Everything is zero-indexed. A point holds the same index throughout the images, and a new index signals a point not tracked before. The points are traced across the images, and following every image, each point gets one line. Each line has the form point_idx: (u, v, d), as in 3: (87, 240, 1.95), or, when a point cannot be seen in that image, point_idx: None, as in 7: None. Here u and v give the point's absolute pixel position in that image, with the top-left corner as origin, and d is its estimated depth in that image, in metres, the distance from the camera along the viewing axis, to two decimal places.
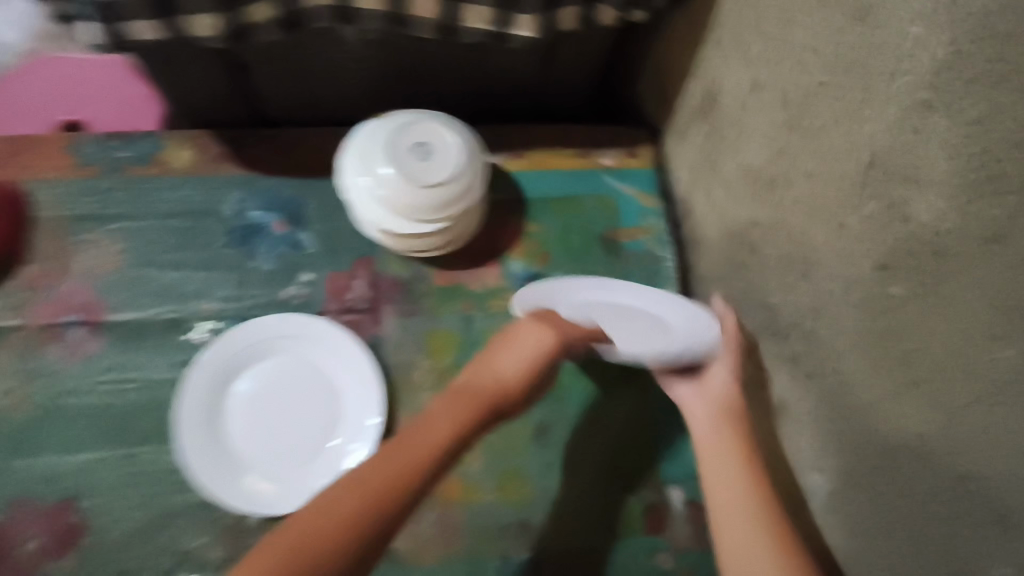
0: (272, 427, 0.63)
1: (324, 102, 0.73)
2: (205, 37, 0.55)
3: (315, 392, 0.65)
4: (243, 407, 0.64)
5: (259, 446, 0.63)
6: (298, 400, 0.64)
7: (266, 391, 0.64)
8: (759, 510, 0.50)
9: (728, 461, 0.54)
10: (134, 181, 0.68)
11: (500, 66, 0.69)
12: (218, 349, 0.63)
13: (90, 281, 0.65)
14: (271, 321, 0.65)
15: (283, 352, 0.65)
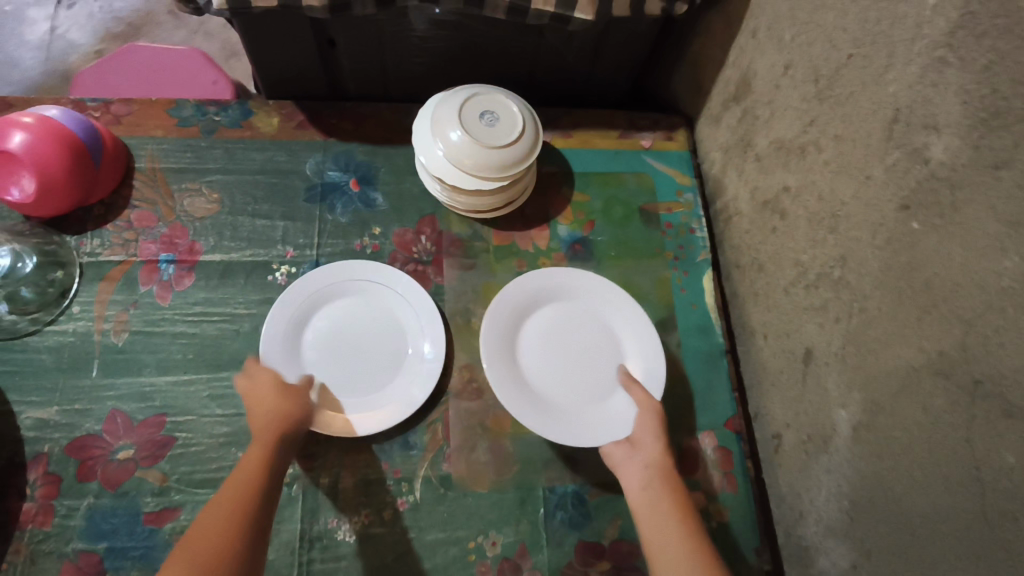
0: (343, 367, 0.67)
1: (395, 79, 0.81)
2: (312, 7, 0.64)
3: (386, 335, 0.70)
4: (317, 342, 0.68)
5: (336, 379, 0.67)
6: (369, 341, 0.69)
7: (340, 332, 0.69)
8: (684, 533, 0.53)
9: (662, 510, 0.55)
10: (228, 142, 0.77)
11: (555, 49, 0.77)
12: (302, 287, 0.69)
13: (189, 224, 0.73)
14: (350, 267, 0.71)
15: (358, 297, 0.71)
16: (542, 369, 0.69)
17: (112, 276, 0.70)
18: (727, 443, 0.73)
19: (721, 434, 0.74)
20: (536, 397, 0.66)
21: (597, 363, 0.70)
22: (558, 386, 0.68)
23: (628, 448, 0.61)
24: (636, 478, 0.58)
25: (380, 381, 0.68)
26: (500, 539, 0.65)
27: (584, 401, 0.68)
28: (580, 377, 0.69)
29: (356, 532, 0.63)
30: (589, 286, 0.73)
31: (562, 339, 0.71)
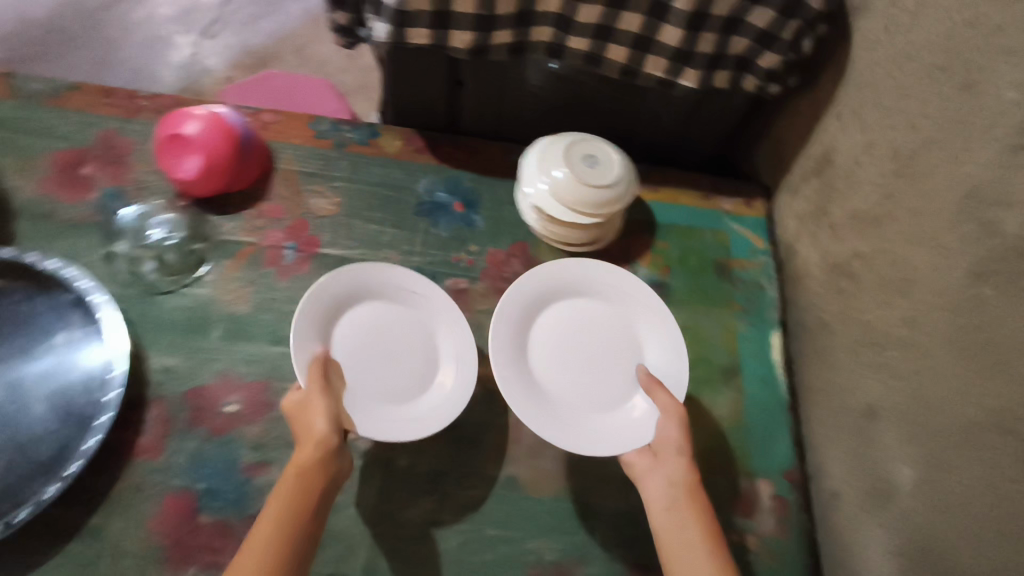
0: (372, 372, 0.70)
1: (506, 120, 0.92)
2: (456, 48, 0.75)
3: (412, 344, 0.73)
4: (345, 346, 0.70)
5: (366, 382, 0.69)
6: (394, 349, 0.72)
7: (368, 335, 0.71)
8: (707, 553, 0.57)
9: (687, 526, 0.59)
10: (355, 155, 0.87)
11: (653, 112, 0.86)
12: (327, 284, 0.69)
13: (313, 220, 0.83)
14: (381, 269, 0.73)
15: (386, 303, 0.74)
16: (554, 377, 0.72)
17: (240, 255, 0.79)
18: (783, 492, 0.75)
19: (777, 482, 0.76)
20: (551, 405, 0.69)
21: (609, 367, 0.74)
22: (571, 391, 0.72)
23: (655, 457, 0.64)
24: (661, 489, 0.61)
25: (406, 392, 0.70)
26: (557, 544, 0.69)
27: (596, 407, 0.71)
28: (591, 387, 0.73)
29: (425, 515, 0.68)
30: (606, 285, 0.77)
31: (572, 347, 0.75)
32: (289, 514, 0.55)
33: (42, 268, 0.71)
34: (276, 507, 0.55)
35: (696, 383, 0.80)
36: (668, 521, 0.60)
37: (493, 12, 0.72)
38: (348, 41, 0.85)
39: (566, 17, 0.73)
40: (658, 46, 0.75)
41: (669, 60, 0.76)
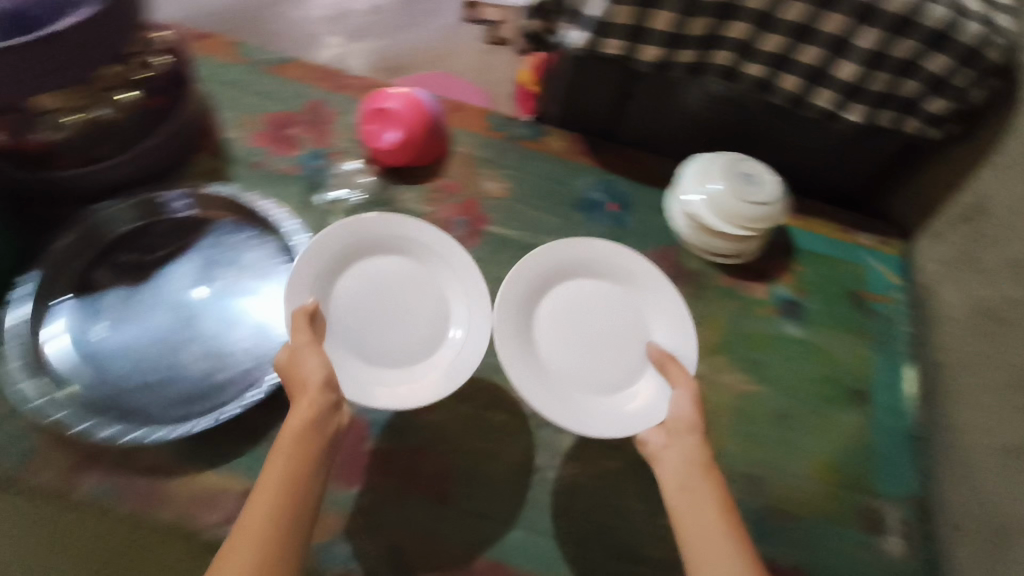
0: (372, 332, 0.73)
1: (661, 136, 0.99)
2: (641, 62, 0.82)
3: (414, 308, 0.75)
4: (345, 301, 0.73)
5: (366, 341, 0.72)
6: (396, 312, 0.74)
7: (372, 291, 0.74)
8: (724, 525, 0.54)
9: (703, 504, 0.55)
10: (523, 150, 0.96)
11: (808, 143, 0.92)
12: (321, 240, 0.71)
13: (483, 200, 0.91)
14: (385, 224, 0.75)
15: (391, 263, 0.76)
16: (560, 353, 0.73)
17: (419, 222, 0.88)
18: (908, 518, 0.76)
19: (903, 509, 0.77)
20: (555, 383, 0.70)
21: (615, 344, 0.74)
22: (575, 368, 0.73)
23: (669, 433, 0.61)
24: (673, 462, 0.59)
25: (405, 356, 0.73)
26: None
27: (601, 385, 0.72)
28: (596, 363, 0.73)
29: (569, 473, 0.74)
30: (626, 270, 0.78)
31: (578, 322, 0.75)
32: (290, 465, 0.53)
33: (255, 207, 0.82)
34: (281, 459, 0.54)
35: (827, 402, 0.82)
36: (682, 500, 0.56)
37: (683, 32, 0.79)
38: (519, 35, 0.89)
39: (747, 44, 0.79)
40: (831, 80, 0.80)
41: (839, 95, 0.81)
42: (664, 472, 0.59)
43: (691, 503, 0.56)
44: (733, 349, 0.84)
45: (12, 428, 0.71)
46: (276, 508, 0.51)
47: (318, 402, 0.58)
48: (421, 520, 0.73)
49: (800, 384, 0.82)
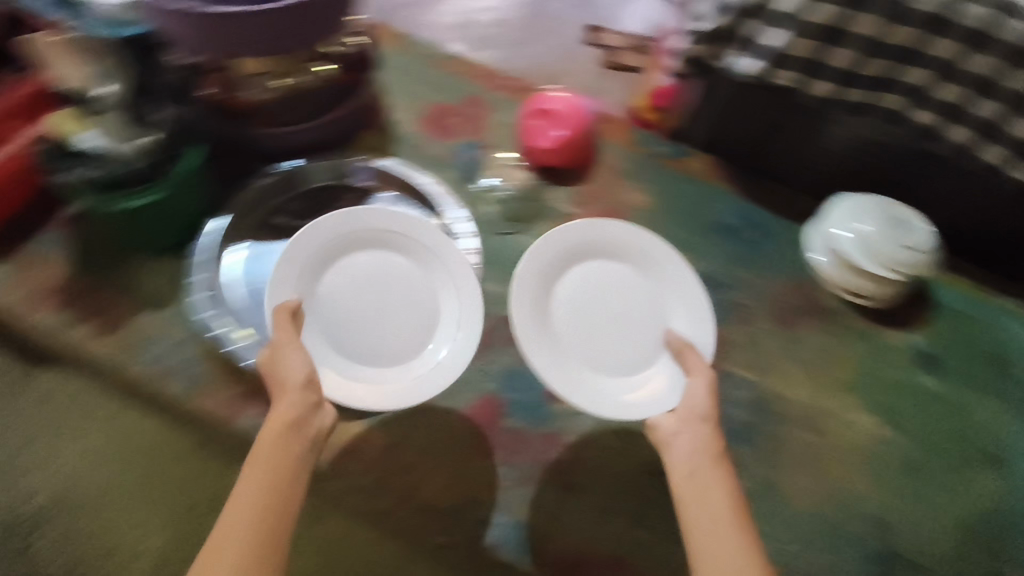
0: (356, 325, 0.73)
1: (796, 175, 0.98)
2: (807, 95, 0.84)
3: (403, 305, 0.75)
4: (336, 287, 0.73)
5: (355, 332, 0.73)
6: (385, 305, 0.75)
7: (362, 282, 0.74)
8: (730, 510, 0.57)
9: (714, 494, 0.58)
10: (665, 167, 0.99)
11: (955, 197, 0.90)
12: (310, 232, 0.71)
13: (625, 210, 0.94)
14: (376, 217, 0.74)
15: (382, 254, 0.76)
16: (576, 336, 0.73)
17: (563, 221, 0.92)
18: None
19: None
20: (574, 368, 0.71)
21: (628, 327, 0.75)
22: (587, 353, 0.73)
23: (681, 421, 0.64)
24: (684, 447, 0.61)
25: (390, 354, 0.74)
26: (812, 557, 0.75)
27: (613, 368, 0.73)
28: (606, 347, 0.74)
29: None
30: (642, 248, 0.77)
31: (591, 302, 0.75)
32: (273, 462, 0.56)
33: (422, 184, 0.88)
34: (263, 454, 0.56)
35: (958, 459, 0.81)
36: (695, 493, 0.58)
37: (857, 71, 0.80)
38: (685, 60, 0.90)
39: (921, 90, 0.80)
40: (1003, 136, 0.79)
41: (1009, 152, 0.80)
42: (676, 460, 0.61)
43: (708, 496, 0.58)
44: (866, 392, 0.84)
45: (186, 351, 0.78)
46: (260, 501, 0.53)
47: (301, 397, 0.61)
48: (546, 500, 0.74)
49: (936, 438, 0.82)
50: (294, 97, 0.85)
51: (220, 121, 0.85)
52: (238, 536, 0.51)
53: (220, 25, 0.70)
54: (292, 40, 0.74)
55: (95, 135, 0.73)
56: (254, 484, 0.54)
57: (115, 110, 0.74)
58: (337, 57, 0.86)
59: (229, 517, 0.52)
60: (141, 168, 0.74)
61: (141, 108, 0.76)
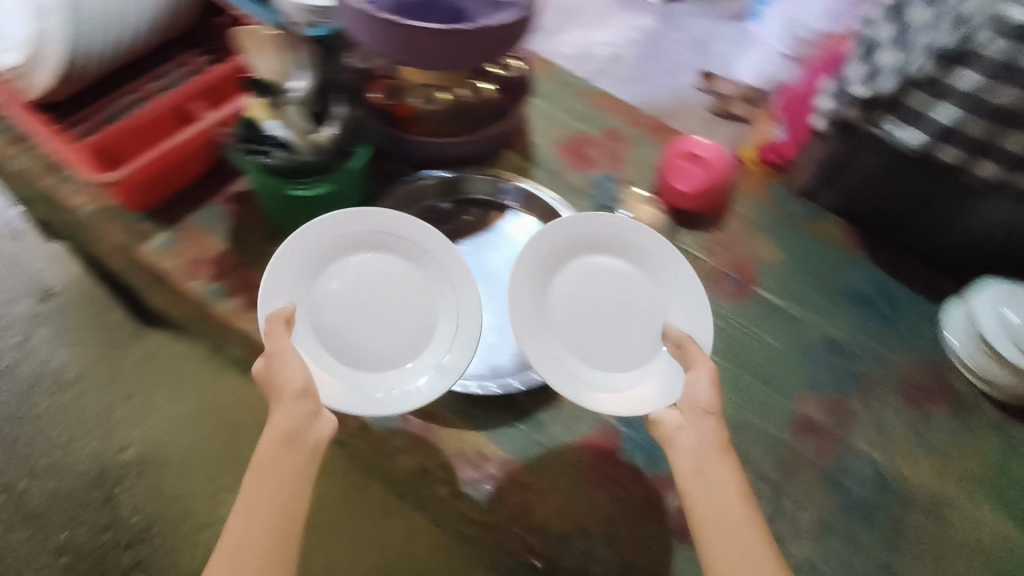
0: (356, 325, 0.77)
1: (940, 245, 0.95)
2: (976, 175, 0.83)
3: (399, 302, 0.78)
4: (333, 292, 0.77)
5: (356, 336, 0.76)
6: (383, 300, 0.78)
7: (358, 283, 0.78)
8: (745, 515, 0.62)
9: (725, 495, 0.63)
10: (798, 226, 0.97)
11: None
12: (305, 235, 0.74)
13: (754, 262, 0.93)
14: (368, 214, 0.77)
15: (377, 251, 0.79)
16: (572, 341, 0.77)
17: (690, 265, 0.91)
18: None
19: None
20: (577, 377, 0.74)
21: (624, 327, 0.78)
22: (584, 357, 0.76)
23: (685, 415, 0.67)
24: (690, 443, 0.65)
25: (391, 350, 0.77)
26: None
27: (610, 368, 0.76)
28: (602, 346, 0.77)
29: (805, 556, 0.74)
30: (629, 239, 0.80)
31: (580, 305, 0.78)
32: (276, 482, 0.63)
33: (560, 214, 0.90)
34: (268, 475, 0.63)
35: None
36: (710, 505, 0.62)
37: None
38: (827, 120, 0.89)
39: None
40: None
41: None
42: (683, 466, 0.64)
43: (722, 510, 0.62)
44: (996, 488, 0.80)
45: None
46: (270, 519, 0.62)
47: (295, 404, 0.66)
48: (655, 543, 0.73)
49: None
50: (450, 114, 0.90)
51: (387, 127, 0.89)
52: (253, 556, 0.60)
53: (395, 31, 0.75)
54: (454, 57, 0.77)
55: (276, 126, 0.76)
56: (265, 503, 0.62)
57: (298, 104, 0.77)
58: (500, 83, 0.92)
59: (238, 546, 0.60)
60: (310, 163, 0.77)
61: (325, 105, 0.79)
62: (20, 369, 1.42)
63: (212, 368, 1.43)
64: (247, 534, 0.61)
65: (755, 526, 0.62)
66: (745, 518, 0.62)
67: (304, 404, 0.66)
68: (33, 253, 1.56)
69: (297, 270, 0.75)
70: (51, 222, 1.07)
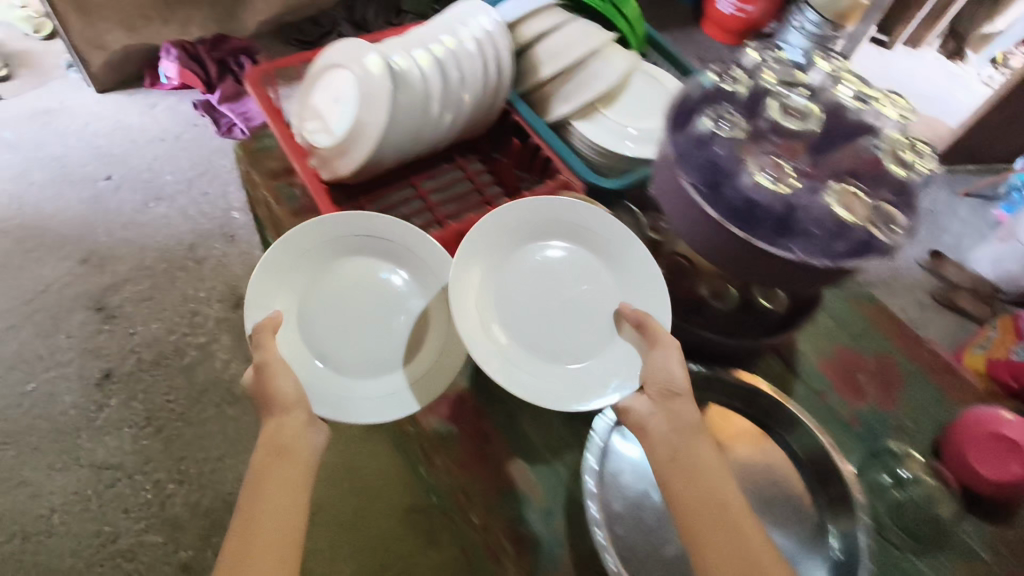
0: (337, 328, 0.92)
1: None
2: None
3: (372, 298, 0.94)
4: (315, 297, 0.93)
5: (337, 337, 0.91)
6: (363, 295, 0.94)
7: (337, 284, 0.94)
8: (728, 492, 0.74)
9: (714, 473, 0.74)
10: None
11: None
12: (281, 251, 0.89)
13: None
14: (347, 226, 0.93)
15: (356, 251, 0.94)
16: (530, 337, 0.88)
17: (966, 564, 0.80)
18: None
19: None
20: (531, 373, 0.86)
21: (573, 318, 0.90)
22: (539, 347, 0.88)
23: (656, 400, 0.80)
24: (666, 423, 0.77)
25: (371, 345, 0.92)
26: None
27: (561, 360, 0.88)
28: (555, 336, 0.88)
29: None
30: (573, 233, 0.93)
31: (539, 295, 0.91)
32: (267, 478, 0.76)
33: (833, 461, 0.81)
34: (268, 474, 0.76)
35: None
36: (702, 489, 0.73)
37: None
38: None
39: None
40: None
41: None
42: (671, 447, 0.76)
43: (716, 492, 0.72)
44: None
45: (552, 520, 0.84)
46: (279, 502, 0.74)
47: (289, 416, 0.81)
48: None
49: None
50: (735, 317, 0.85)
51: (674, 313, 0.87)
52: (272, 536, 0.72)
53: (704, 228, 0.70)
54: (757, 274, 0.70)
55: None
56: (268, 494, 0.74)
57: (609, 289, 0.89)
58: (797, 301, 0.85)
59: (252, 529, 0.72)
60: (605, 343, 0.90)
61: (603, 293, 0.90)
62: (200, 371, 1.48)
63: (361, 426, 1.45)
64: (257, 520, 0.72)
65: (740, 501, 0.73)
66: (730, 491, 0.74)
67: (298, 412, 0.81)
68: (237, 260, 1.66)
69: (276, 269, 0.90)
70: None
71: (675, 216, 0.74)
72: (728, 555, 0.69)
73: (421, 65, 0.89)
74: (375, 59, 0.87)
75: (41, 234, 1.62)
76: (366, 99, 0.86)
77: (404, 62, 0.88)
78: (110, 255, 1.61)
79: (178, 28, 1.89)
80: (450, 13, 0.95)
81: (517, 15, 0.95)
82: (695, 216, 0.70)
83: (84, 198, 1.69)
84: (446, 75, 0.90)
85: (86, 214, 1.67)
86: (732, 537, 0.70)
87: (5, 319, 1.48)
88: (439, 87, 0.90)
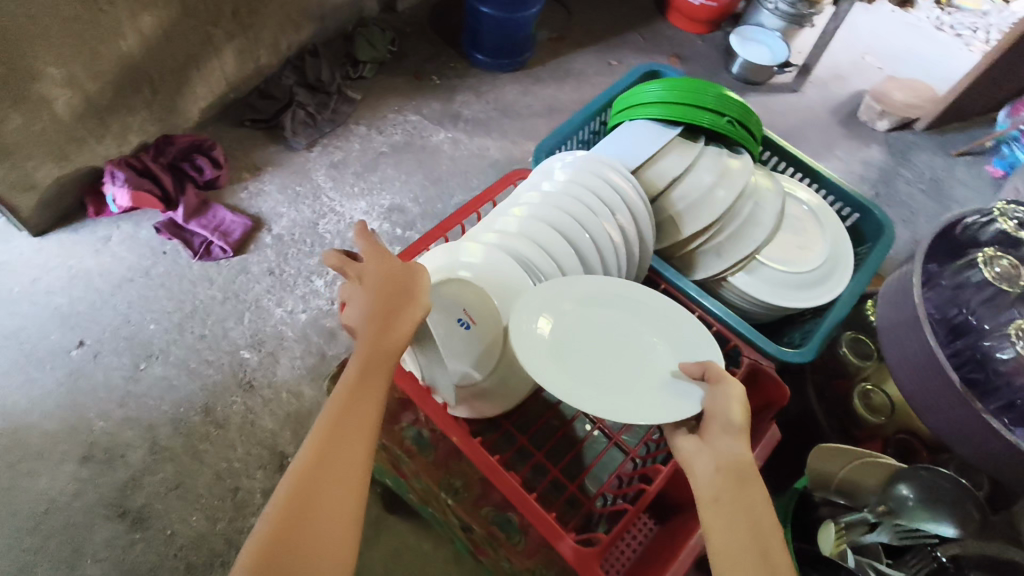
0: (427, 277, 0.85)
1: None
2: None
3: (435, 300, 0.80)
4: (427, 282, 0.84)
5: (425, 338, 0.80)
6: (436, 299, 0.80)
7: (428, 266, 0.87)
8: (767, 540, 0.61)
9: (750, 517, 0.62)
10: None
11: None
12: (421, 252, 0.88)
13: None
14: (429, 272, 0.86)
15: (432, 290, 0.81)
16: (589, 372, 0.80)
17: None
18: None
19: None
20: (562, 378, 0.78)
21: (633, 371, 0.82)
22: (595, 383, 0.79)
23: (708, 438, 0.69)
24: (710, 464, 0.67)
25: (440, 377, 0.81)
26: None
27: (615, 392, 0.78)
28: (612, 380, 0.80)
29: None
30: (641, 298, 0.88)
31: (599, 352, 0.83)
32: (370, 382, 0.70)
33: None
34: (370, 386, 0.70)
35: None
36: (735, 555, 0.60)
37: None
38: None
39: None
40: None
41: None
42: (704, 503, 0.65)
43: (747, 548, 0.60)
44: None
45: None
46: (369, 416, 0.69)
47: (406, 310, 0.72)
48: None
49: None
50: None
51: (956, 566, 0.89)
52: (357, 449, 0.67)
53: (980, 446, 0.90)
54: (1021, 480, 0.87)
55: (853, 558, 0.91)
56: (365, 401, 0.69)
57: (906, 532, 0.93)
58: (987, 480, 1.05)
59: (342, 438, 0.67)
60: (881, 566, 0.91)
61: (893, 523, 0.94)
62: None
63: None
64: (350, 429, 0.68)
65: (782, 550, 0.61)
66: (758, 534, 0.61)
67: (398, 328, 0.72)
68: (266, 413, 1.43)
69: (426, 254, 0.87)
70: (401, 489, 1.00)
71: (935, 420, 0.94)
72: (745, 559, 0.60)
73: (524, 236, 0.89)
74: (468, 251, 0.87)
75: (23, 438, 1.35)
76: (502, 291, 0.85)
77: (498, 236, 0.89)
78: (116, 445, 1.36)
79: (115, 141, 1.61)
80: (529, 179, 0.99)
81: (638, 170, 1.01)
82: (984, 440, 0.88)
83: (60, 378, 1.42)
84: (565, 230, 0.91)
85: (70, 397, 1.40)
86: (750, 529, 0.62)
87: (13, 558, 1.23)
88: (567, 245, 0.90)
